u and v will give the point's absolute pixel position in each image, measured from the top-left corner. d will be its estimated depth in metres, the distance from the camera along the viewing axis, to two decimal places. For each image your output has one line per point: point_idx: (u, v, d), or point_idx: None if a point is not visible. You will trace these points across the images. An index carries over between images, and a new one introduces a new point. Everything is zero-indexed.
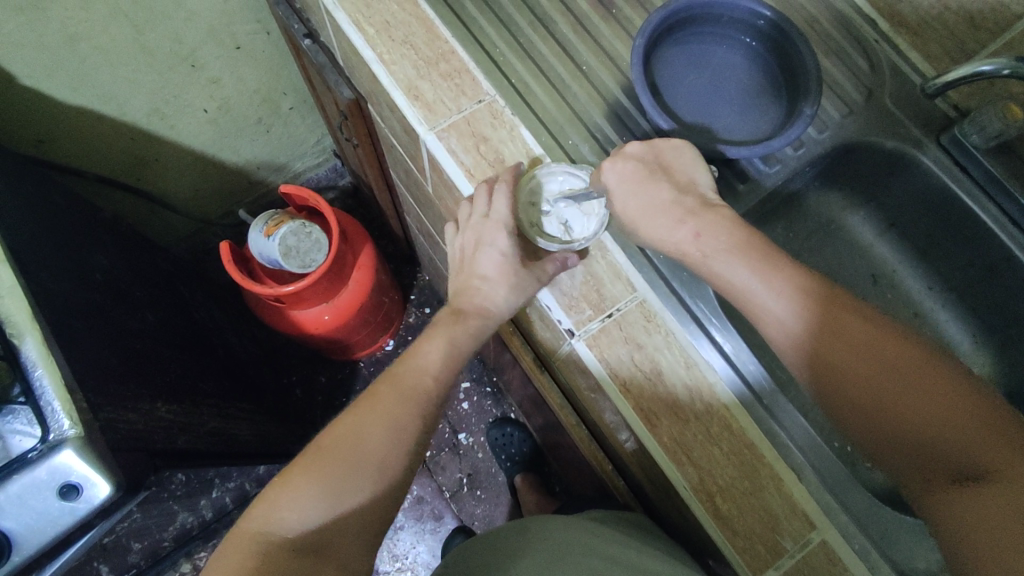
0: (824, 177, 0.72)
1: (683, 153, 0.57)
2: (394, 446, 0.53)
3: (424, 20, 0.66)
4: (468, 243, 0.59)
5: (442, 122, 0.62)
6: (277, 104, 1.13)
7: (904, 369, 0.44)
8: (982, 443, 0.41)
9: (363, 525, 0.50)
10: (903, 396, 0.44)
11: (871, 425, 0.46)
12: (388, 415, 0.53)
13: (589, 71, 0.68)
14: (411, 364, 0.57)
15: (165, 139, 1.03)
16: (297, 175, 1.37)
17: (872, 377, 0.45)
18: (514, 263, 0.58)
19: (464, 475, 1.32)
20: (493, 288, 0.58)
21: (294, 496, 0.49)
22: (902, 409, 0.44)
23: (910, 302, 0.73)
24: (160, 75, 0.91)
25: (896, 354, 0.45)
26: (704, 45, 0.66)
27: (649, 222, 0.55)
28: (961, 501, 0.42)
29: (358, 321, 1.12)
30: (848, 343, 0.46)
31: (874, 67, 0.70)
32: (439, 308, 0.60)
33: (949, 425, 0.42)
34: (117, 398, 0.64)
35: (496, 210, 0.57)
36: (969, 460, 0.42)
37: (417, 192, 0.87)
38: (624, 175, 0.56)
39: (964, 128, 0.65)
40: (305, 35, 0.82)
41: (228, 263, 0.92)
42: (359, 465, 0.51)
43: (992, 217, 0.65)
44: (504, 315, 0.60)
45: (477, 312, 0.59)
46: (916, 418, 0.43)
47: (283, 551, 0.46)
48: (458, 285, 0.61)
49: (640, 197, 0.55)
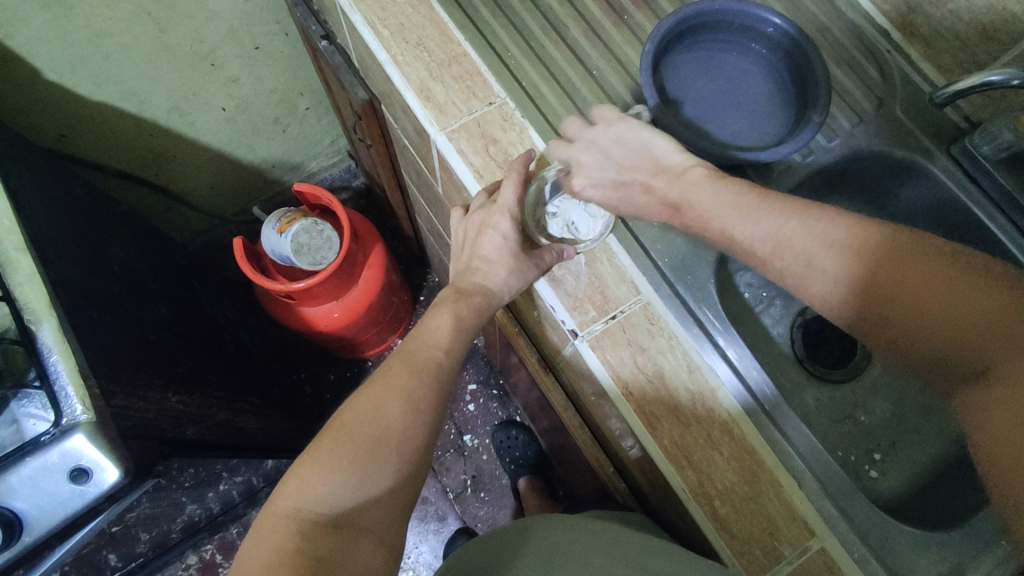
0: (835, 186, 0.72)
1: (628, 137, 0.56)
2: (416, 430, 0.53)
3: (438, 23, 0.67)
4: (472, 229, 0.61)
5: (453, 123, 0.63)
6: (293, 104, 1.15)
7: (920, 272, 0.43)
8: (1002, 341, 0.40)
9: (390, 506, 0.51)
10: (921, 297, 0.43)
11: (887, 338, 0.45)
12: (410, 397, 0.54)
13: (599, 75, 0.68)
14: (425, 350, 0.57)
15: (184, 136, 1.05)
16: (311, 174, 1.40)
17: (883, 291, 0.45)
18: (515, 249, 0.60)
19: (469, 477, 1.32)
20: (492, 270, 0.60)
21: (325, 476, 0.49)
22: (931, 314, 0.43)
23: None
24: (181, 73, 0.93)
25: (915, 264, 0.44)
26: (716, 52, 0.67)
27: (628, 208, 0.57)
28: (981, 402, 0.41)
29: (367, 320, 1.13)
30: (876, 256, 0.45)
31: (885, 76, 0.70)
32: (452, 303, 0.60)
33: (970, 324, 0.41)
34: (128, 386, 0.65)
35: (503, 196, 0.58)
36: (985, 360, 0.41)
37: (427, 192, 0.88)
38: (592, 179, 0.56)
39: (975, 138, 0.65)
40: (322, 36, 0.83)
41: (241, 258, 0.94)
42: (387, 448, 0.51)
43: (1003, 229, 0.64)
44: (503, 297, 0.61)
45: (479, 291, 0.60)
46: (935, 319, 0.43)
47: (322, 531, 0.47)
48: (461, 267, 0.63)
49: (617, 190, 0.56)
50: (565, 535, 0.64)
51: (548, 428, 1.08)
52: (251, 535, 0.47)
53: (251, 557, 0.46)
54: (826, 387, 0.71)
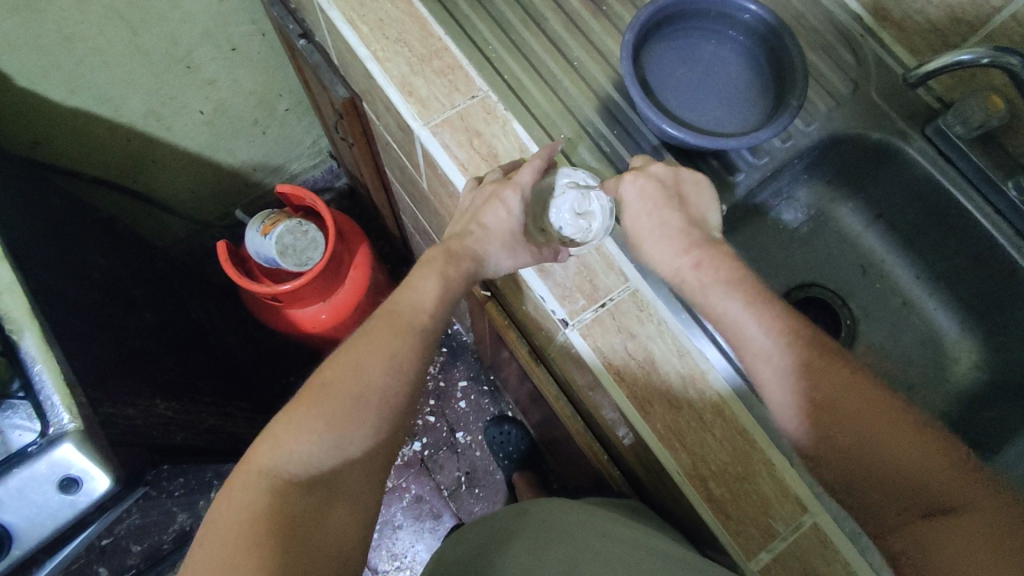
0: (815, 168, 0.73)
1: (700, 188, 0.59)
2: (398, 389, 0.53)
3: (417, 18, 0.67)
4: (478, 198, 0.59)
5: (436, 118, 0.63)
6: (272, 106, 1.14)
7: (880, 411, 0.45)
8: (966, 494, 0.42)
9: (366, 469, 0.52)
10: (897, 464, 0.44)
11: (842, 463, 0.46)
12: (390, 358, 0.54)
13: (580, 66, 0.69)
14: (410, 312, 0.57)
15: (161, 140, 1.03)
16: (292, 177, 1.38)
17: (844, 412, 0.46)
18: (519, 229, 0.60)
19: (462, 473, 1.32)
20: (488, 241, 0.60)
21: (299, 434, 0.49)
22: (880, 438, 0.45)
23: (904, 292, 0.74)
24: (156, 77, 0.92)
25: (867, 391, 0.46)
26: (693, 41, 0.67)
27: (654, 241, 0.57)
28: (939, 537, 0.42)
29: (355, 321, 1.13)
30: (820, 378, 0.47)
31: (860, 61, 0.71)
32: (441, 265, 0.59)
33: (910, 454, 0.44)
34: (116, 394, 0.64)
35: (521, 175, 0.58)
36: (943, 498, 0.43)
37: (411, 189, 0.88)
38: (643, 189, 0.58)
39: (948, 119, 0.66)
40: (300, 35, 0.83)
41: (225, 261, 0.93)
42: (365, 410, 0.52)
43: (977, 205, 0.66)
44: (489, 272, 0.61)
45: (472, 258, 0.60)
46: (905, 479, 0.44)
47: (294, 489, 0.48)
48: (452, 227, 0.62)
49: (654, 217, 0.57)
50: (560, 519, 0.64)
51: (540, 422, 1.09)
52: (225, 488, 0.48)
53: (222, 513, 0.46)
54: None
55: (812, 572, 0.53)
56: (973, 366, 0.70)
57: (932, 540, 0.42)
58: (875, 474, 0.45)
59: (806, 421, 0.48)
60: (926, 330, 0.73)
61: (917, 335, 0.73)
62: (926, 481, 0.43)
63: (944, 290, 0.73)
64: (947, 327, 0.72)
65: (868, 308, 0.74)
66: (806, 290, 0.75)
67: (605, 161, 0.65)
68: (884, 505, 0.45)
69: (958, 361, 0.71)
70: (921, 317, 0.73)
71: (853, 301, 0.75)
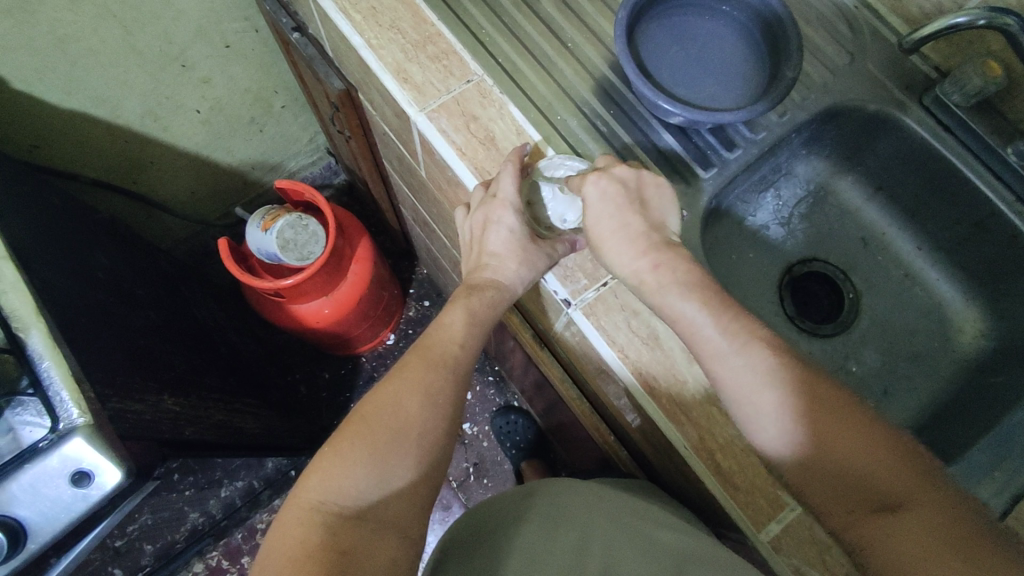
0: (813, 142, 0.73)
1: (661, 192, 0.57)
2: (436, 418, 0.54)
3: (410, 5, 0.67)
4: (478, 224, 0.61)
5: (432, 102, 0.63)
6: (269, 103, 1.14)
7: (833, 412, 0.46)
8: (911, 487, 0.43)
9: (412, 501, 0.51)
10: (849, 459, 0.44)
11: (802, 464, 0.46)
12: (427, 389, 0.54)
13: (575, 47, 0.69)
14: (440, 344, 0.58)
15: (160, 141, 1.04)
16: (291, 175, 1.38)
17: (801, 414, 0.46)
18: (523, 241, 0.60)
19: (471, 464, 1.33)
20: (501, 264, 0.60)
21: (346, 468, 0.49)
22: (834, 438, 0.45)
23: (904, 263, 0.74)
24: (152, 76, 0.92)
25: (822, 393, 0.46)
26: (687, 18, 0.67)
27: (614, 243, 0.54)
28: (889, 531, 0.42)
29: (358, 315, 1.13)
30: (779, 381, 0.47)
31: (856, 33, 0.71)
32: (465, 298, 0.61)
33: (861, 450, 0.44)
34: (123, 389, 0.65)
35: (503, 190, 0.58)
36: (892, 493, 0.43)
37: (410, 179, 0.88)
38: (605, 192, 0.55)
39: (946, 87, 0.66)
40: (294, 28, 0.83)
41: (228, 258, 0.93)
42: (407, 440, 0.52)
43: (978, 172, 0.66)
44: (516, 292, 0.61)
45: (491, 285, 0.61)
46: (855, 472, 0.44)
47: (344, 523, 0.47)
48: (470, 267, 0.64)
49: (615, 218, 0.54)
50: (567, 499, 0.64)
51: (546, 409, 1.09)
52: (276, 527, 0.47)
53: (275, 552, 0.45)
54: (819, 340, 0.72)
55: (822, 540, 0.53)
56: (976, 334, 0.71)
57: (886, 533, 0.42)
58: (829, 470, 0.45)
59: (767, 425, 0.47)
60: (927, 300, 0.73)
61: (919, 305, 0.73)
62: (877, 476, 0.44)
63: (944, 260, 0.73)
64: (947, 297, 0.72)
65: (870, 281, 0.74)
66: (807, 265, 0.75)
67: (603, 141, 0.65)
68: (838, 501, 0.45)
69: (960, 329, 0.71)
70: (923, 287, 0.73)
71: (856, 276, 0.75)
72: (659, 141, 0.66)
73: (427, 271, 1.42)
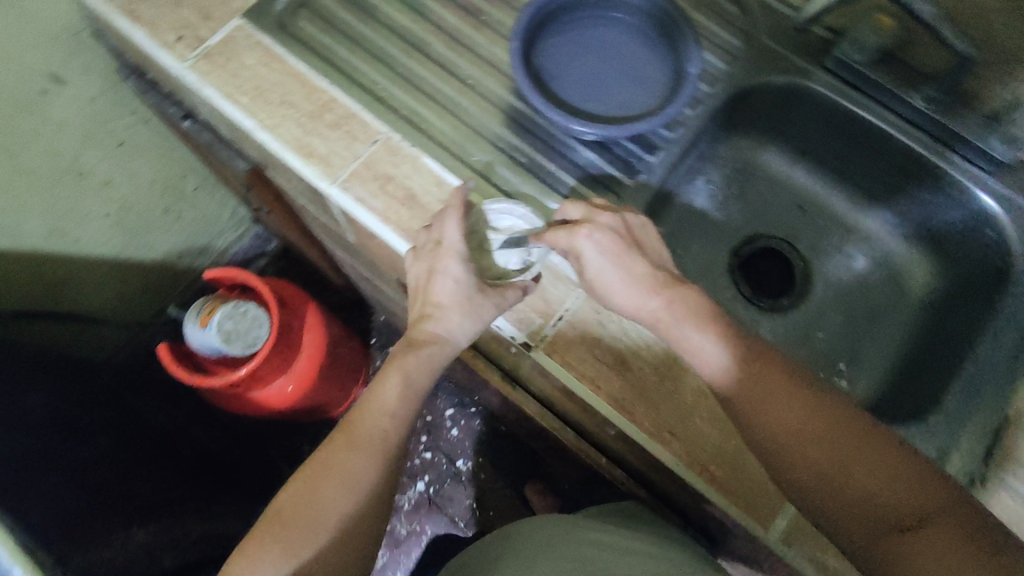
0: (730, 124, 0.73)
1: (648, 229, 0.57)
2: (354, 505, 0.53)
3: (295, 75, 0.64)
4: (421, 271, 0.56)
5: (343, 172, 0.60)
6: (179, 189, 1.09)
7: (834, 434, 0.48)
8: (921, 502, 0.46)
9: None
10: (862, 481, 0.47)
11: (819, 491, 0.48)
12: (345, 474, 0.53)
13: (474, 82, 0.67)
14: (367, 423, 0.55)
15: (74, 256, 0.98)
16: (221, 254, 1.33)
17: (809, 438, 0.48)
18: (470, 292, 0.55)
19: (473, 500, 1.29)
20: (446, 316, 0.56)
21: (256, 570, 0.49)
22: (843, 458, 0.47)
23: (846, 222, 0.76)
24: (47, 193, 0.87)
25: (820, 412, 0.49)
26: (582, 30, 0.66)
27: (622, 292, 0.53)
28: (911, 551, 0.45)
29: (322, 382, 1.09)
30: (771, 402, 0.49)
31: (746, 10, 0.71)
32: (402, 356, 0.57)
33: (869, 472, 0.47)
34: (86, 540, 0.60)
35: (448, 235, 0.55)
36: (906, 512, 0.46)
37: (342, 242, 0.85)
38: (601, 244, 0.53)
39: (845, 48, 0.67)
40: (183, 116, 0.79)
41: (170, 363, 0.88)
42: (323, 530, 0.51)
43: (890, 123, 0.67)
44: (461, 346, 0.58)
45: (432, 341, 0.57)
46: (868, 492, 0.47)
47: None
48: (413, 316, 0.58)
49: (618, 266, 0.53)
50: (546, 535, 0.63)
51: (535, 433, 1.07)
52: None
53: None
54: (780, 316, 0.73)
55: None
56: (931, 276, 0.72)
57: (912, 554, 0.44)
58: (844, 492, 0.47)
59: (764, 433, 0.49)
60: (877, 253, 0.75)
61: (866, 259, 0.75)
62: (888, 494, 0.46)
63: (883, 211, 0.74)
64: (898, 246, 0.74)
65: (818, 247, 0.75)
66: (755, 243, 0.76)
67: (525, 173, 0.63)
68: (858, 522, 0.47)
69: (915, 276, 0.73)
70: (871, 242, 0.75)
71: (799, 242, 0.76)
72: (582, 161, 0.65)
73: (384, 318, 1.39)
